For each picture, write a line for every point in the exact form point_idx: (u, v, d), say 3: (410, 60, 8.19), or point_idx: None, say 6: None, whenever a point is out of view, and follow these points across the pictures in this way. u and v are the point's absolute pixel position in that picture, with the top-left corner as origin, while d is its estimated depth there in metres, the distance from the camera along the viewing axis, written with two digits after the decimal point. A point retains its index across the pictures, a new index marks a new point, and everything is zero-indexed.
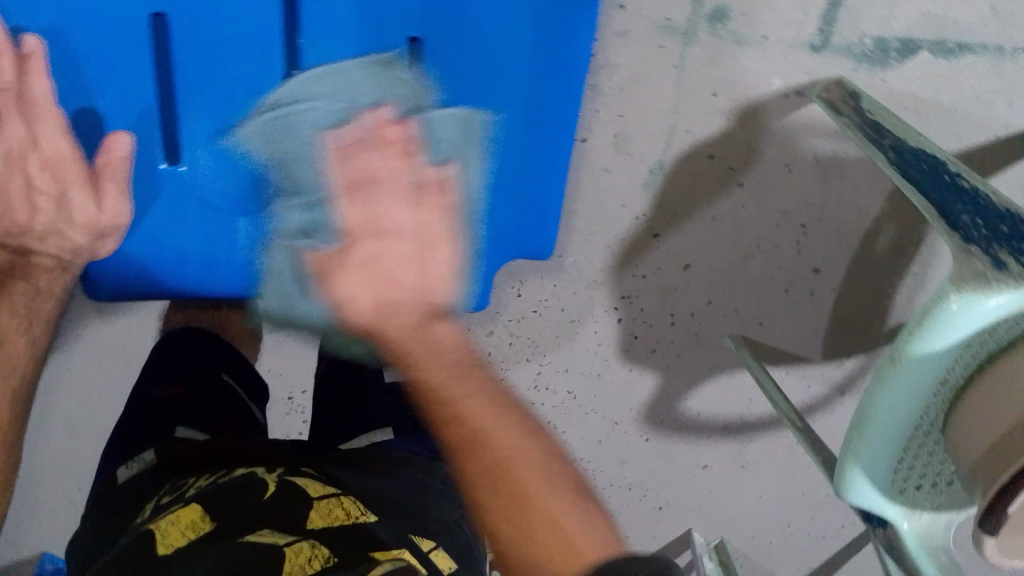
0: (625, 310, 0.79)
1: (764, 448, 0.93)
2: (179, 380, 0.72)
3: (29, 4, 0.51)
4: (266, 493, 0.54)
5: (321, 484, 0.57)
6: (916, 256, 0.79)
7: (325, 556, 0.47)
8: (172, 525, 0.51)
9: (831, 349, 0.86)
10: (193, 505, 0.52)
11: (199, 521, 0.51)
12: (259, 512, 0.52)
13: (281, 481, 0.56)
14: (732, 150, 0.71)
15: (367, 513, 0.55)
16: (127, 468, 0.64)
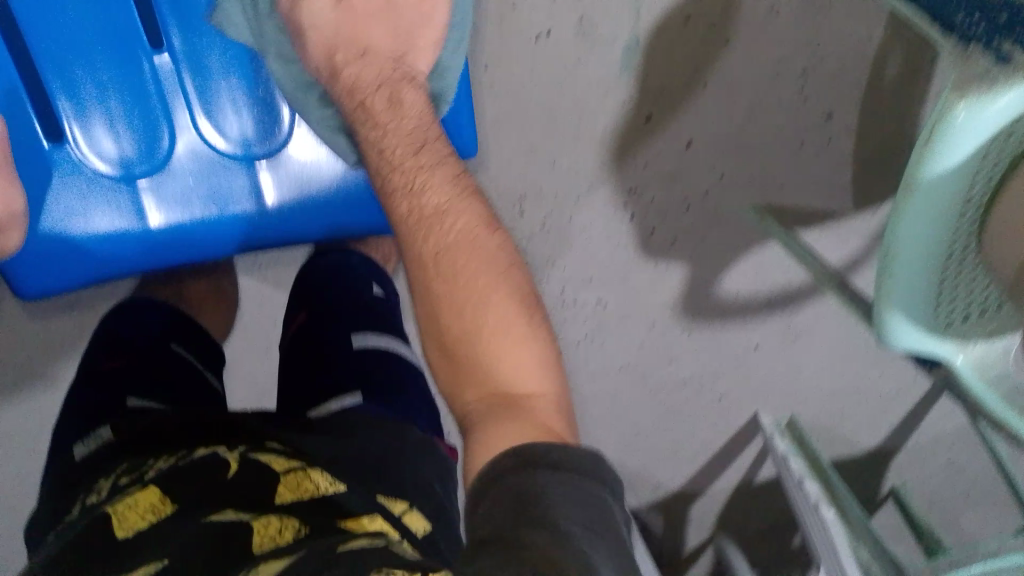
0: (634, 204, 0.76)
1: (814, 315, 0.88)
2: (120, 353, 0.61)
3: None
4: (227, 470, 0.45)
5: (285, 458, 0.47)
6: (935, 79, 0.72)
7: (298, 527, 0.40)
8: (126, 508, 0.42)
9: (864, 198, 0.80)
10: (148, 486, 0.44)
11: (160, 503, 0.42)
12: (225, 492, 0.43)
13: (243, 459, 0.46)
14: (708, 5, 0.67)
15: (336, 484, 0.44)
16: (82, 445, 0.52)
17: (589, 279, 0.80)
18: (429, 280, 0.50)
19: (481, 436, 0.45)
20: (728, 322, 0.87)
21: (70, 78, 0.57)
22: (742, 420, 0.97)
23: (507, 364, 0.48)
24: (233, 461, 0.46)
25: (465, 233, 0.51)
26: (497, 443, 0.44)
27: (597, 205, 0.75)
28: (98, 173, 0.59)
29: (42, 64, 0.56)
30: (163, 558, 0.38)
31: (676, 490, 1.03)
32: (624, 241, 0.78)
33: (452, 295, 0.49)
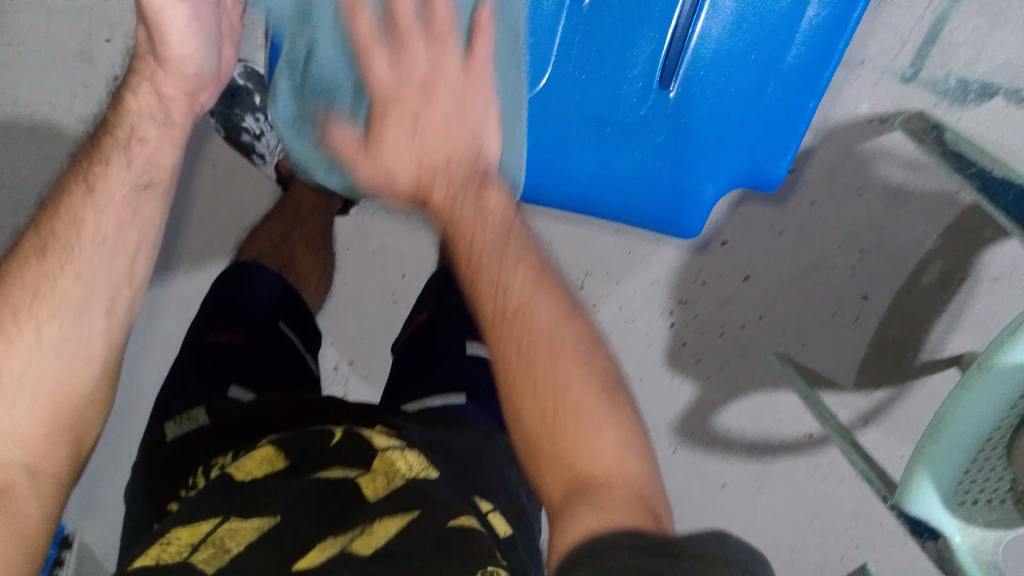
0: (679, 314, 0.81)
1: (784, 470, 0.94)
2: (231, 327, 0.67)
3: None
4: (334, 438, 0.52)
5: (385, 437, 0.53)
6: (957, 293, 0.82)
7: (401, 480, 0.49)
8: (249, 460, 0.51)
9: (864, 377, 0.88)
10: (268, 446, 0.52)
11: (274, 457, 0.51)
12: (330, 451, 0.51)
13: (348, 433, 0.53)
14: (810, 165, 0.74)
15: (429, 467, 0.51)
16: (176, 425, 0.59)
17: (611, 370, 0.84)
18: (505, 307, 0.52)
19: (572, 522, 0.44)
20: (710, 451, 0.92)
21: None
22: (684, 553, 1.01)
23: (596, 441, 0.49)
24: (336, 432, 0.53)
25: (531, 300, 0.52)
26: (594, 523, 0.43)
27: (649, 304, 0.80)
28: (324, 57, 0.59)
29: None
30: (275, 515, 0.45)
31: None
32: (656, 345, 0.83)
33: (537, 399, 0.49)
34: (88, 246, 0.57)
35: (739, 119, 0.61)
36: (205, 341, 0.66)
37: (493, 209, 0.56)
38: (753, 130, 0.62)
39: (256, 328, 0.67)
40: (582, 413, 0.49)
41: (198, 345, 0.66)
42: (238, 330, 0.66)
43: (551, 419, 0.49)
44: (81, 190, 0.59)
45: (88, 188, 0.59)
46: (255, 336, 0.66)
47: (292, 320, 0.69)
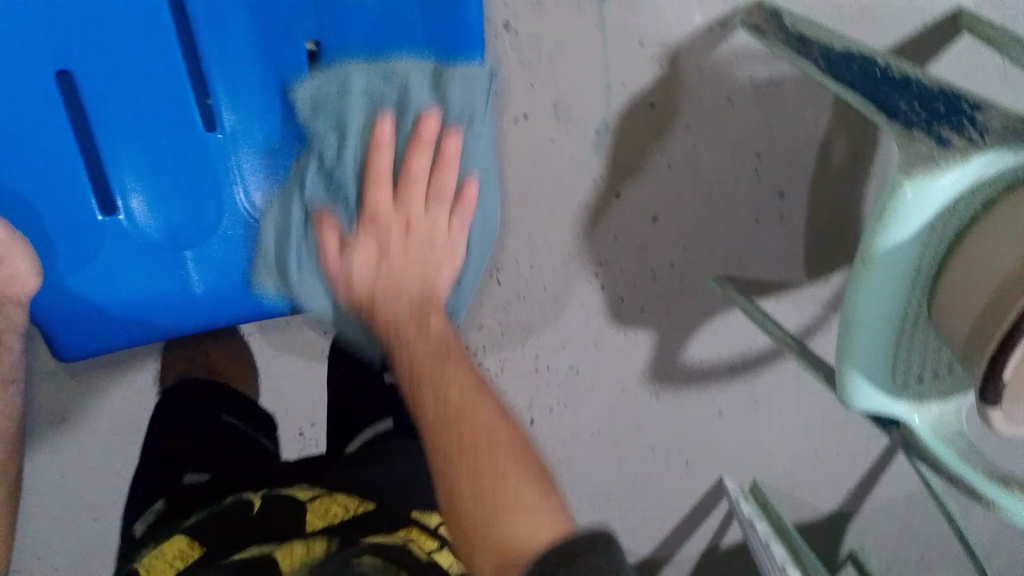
0: (605, 275, 0.80)
1: (773, 378, 0.93)
2: (171, 436, 0.74)
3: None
4: (251, 510, 0.58)
5: (306, 490, 0.62)
6: (875, 158, 0.79)
7: (324, 543, 0.56)
8: (158, 558, 0.54)
9: (815, 268, 0.86)
10: (179, 536, 0.56)
11: (188, 546, 0.55)
12: (257, 523, 0.57)
13: (265, 499, 0.60)
14: (671, 94, 0.72)
15: (366, 501, 0.61)
16: (141, 521, 0.65)
17: (561, 347, 0.84)
18: (441, 417, 0.53)
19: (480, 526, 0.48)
20: (691, 386, 0.92)
21: (131, 145, 0.53)
22: (707, 483, 1.02)
23: (517, 524, 0.48)
24: (253, 504, 0.59)
25: (467, 399, 0.54)
26: (500, 543, 0.47)
27: (570, 276, 0.80)
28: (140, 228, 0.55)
29: (107, 151, 0.52)
30: None
31: (645, 557, 1.09)
32: (596, 310, 0.82)
33: (459, 423, 0.52)
34: None
35: None
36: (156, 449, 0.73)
37: (436, 328, 0.57)
38: None
39: (196, 420, 0.74)
40: (501, 472, 0.51)
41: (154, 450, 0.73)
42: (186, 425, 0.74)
43: (473, 465, 0.50)
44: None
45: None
46: (200, 434, 0.73)
47: (231, 408, 0.76)
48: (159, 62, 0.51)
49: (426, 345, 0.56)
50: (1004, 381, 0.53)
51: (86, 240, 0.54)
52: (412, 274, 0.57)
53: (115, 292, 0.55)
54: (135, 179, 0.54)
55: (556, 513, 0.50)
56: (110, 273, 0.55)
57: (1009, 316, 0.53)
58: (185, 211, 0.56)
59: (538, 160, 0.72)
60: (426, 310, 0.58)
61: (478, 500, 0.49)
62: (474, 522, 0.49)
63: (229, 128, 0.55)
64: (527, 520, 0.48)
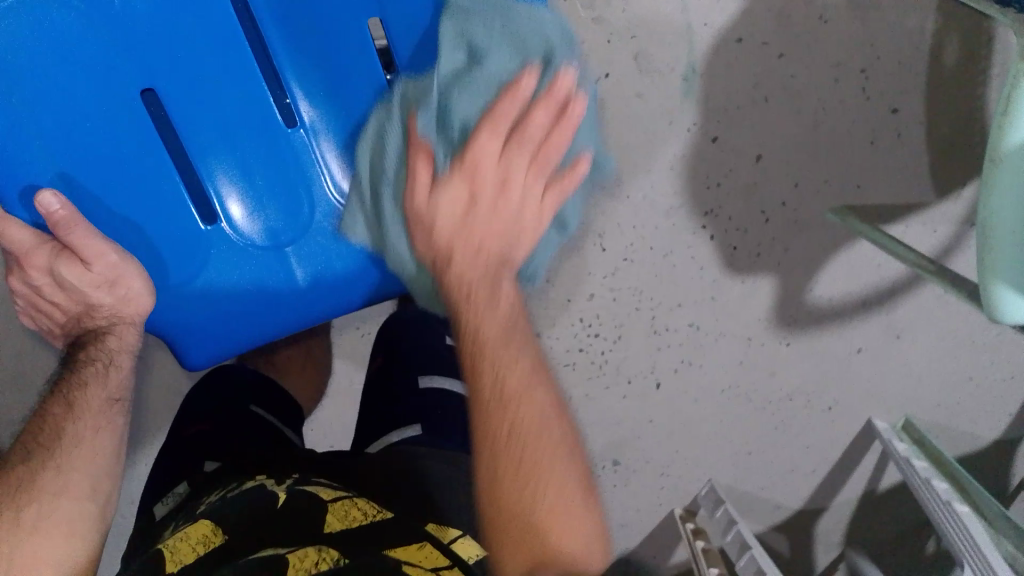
0: (713, 225, 0.77)
1: (911, 307, 0.88)
2: (203, 419, 0.70)
3: (41, 159, 0.49)
4: (277, 501, 0.51)
5: (332, 488, 0.54)
6: (995, 56, 0.73)
7: (335, 558, 0.46)
8: (183, 541, 0.48)
9: (941, 185, 0.80)
10: (203, 521, 0.50)
11: (211, 534, 0.49)
12: (268, 530, 0.49)
13: (291, 491, 0.53)
14: (759, 25, 0.68)
15: (383, 509, 0.53)
16: (163, 503, 0.64)
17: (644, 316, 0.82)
18: (495, 405, 0.53)
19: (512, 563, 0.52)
20: (823, 327, 0.88)
21: (221, 145, 0.54)
22: (854, 427, 0.98)
23: (555, 536, 0.52)
24: (279, 495, 0.52)
25: (532, 417, 0.53)
26: (543, 540, 0.52)
27: (678, 232, 0.77)
28: (240, 233, 0.55)
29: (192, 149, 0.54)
30: None
31: (797, 508, 1.05)
32: (709, 262, 0.80)
33: (517, 464, 0.52)
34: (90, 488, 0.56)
35: None
36: (183, 435, 0.69)
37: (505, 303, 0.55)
38: None
39: (229, 415, 0.70)
40: (544, 469, 0.52)
41: (174, 442, 0.69)
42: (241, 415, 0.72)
43: (512, 464, 0.52)
44: (60, 408, 0.56)
45: (68, 405, 0.56)
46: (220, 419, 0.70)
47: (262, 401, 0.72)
48: (231, 58, 0.53)
49: (496, 320, 0.54)
50: None
51: (191, 248, 0.55)
52: (494, 246, 0.54)
53: (219, 305, 0.55)
54: (225, 176, 0.55)
55: (588, 511, 0.54)
56: (227, 271, 0.55)
57: None
58: (282, 202, 0.56)
59: (626, 116, 0.70)
60: (503, 276, 0.55)
61: (526, 542, 0.52)
62: (510, 518, 0.52)
63: (309, 123, 0.57)
64: (557, 540, 0.52)
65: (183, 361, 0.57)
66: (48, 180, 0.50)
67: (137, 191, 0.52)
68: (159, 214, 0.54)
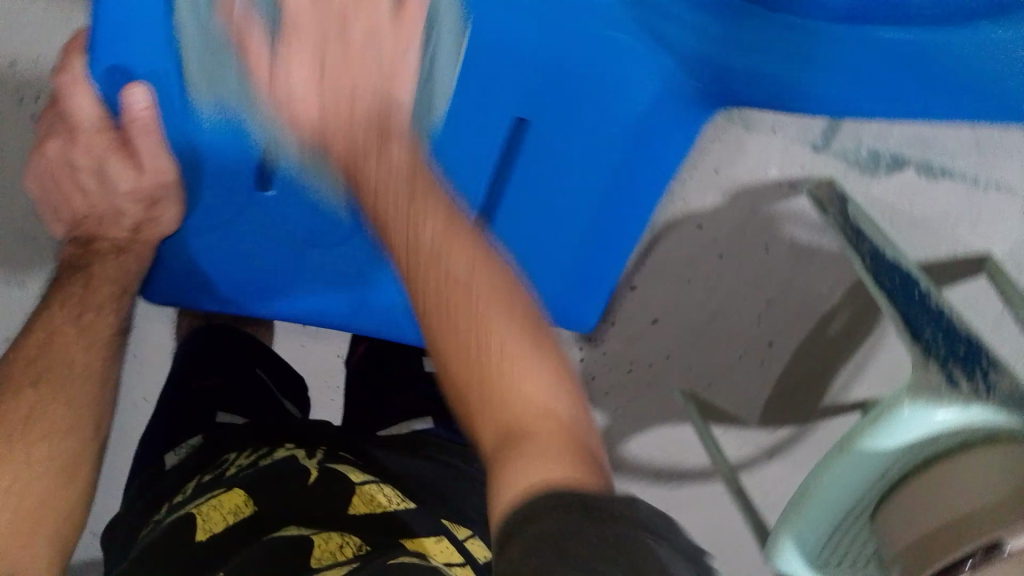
0: (589, 351, 0.84)
1: (691, 498, 0.92)
2: (209, 373, 0.75)
3: (140, 54, 0.57)
4: (309, 479, 0.59)
5: (360, 470, 0.62)
6: (862, 345, 0.85)
7: (357, 545, 0.52)
8: (215, 509, 0.56)
9: (768, 417, 0.90)
10: (236, 489, 0.57)
11: (241, 506, 0.56)
12: (295, 498, 0.57)
13: (322, 468, 0.60)
14: (722, 224, 0.76)
15: (406, 500, 0.59)
16: (175, 453, 0.68)
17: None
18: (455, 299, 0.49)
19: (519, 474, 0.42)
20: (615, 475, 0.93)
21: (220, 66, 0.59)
22: None
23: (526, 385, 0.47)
24: (312, 472, 0.60)
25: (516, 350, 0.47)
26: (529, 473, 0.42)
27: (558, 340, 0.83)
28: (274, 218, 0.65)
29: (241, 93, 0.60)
30: None
31: None
32: None
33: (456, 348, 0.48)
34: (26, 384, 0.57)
35: (568, 261, 0.70)
36: (192, 382, 0.74)
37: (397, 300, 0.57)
38: (565, 269, 0.70)
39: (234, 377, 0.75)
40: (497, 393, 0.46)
41: (182, 381, 0.74)
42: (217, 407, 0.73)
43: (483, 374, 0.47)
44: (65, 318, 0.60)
45: (78, 326, 0.61)
46: (232, 382, 0.75)
47: (270, 366, 0.77)
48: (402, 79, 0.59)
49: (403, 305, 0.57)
50: None
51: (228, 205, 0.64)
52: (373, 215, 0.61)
53: (223, 269, 0.66)
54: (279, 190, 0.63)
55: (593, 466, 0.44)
56: (247, 244, 0.65)
57: (940, 559, 0.58)
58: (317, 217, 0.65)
59: None
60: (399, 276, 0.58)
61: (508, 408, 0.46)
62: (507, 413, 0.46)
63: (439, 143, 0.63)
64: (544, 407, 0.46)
65: (148, 291, 0.67)
66: (144, 73, 0.57)
67: (208, 131, 0.60)
68: (216, 149, 0.61)
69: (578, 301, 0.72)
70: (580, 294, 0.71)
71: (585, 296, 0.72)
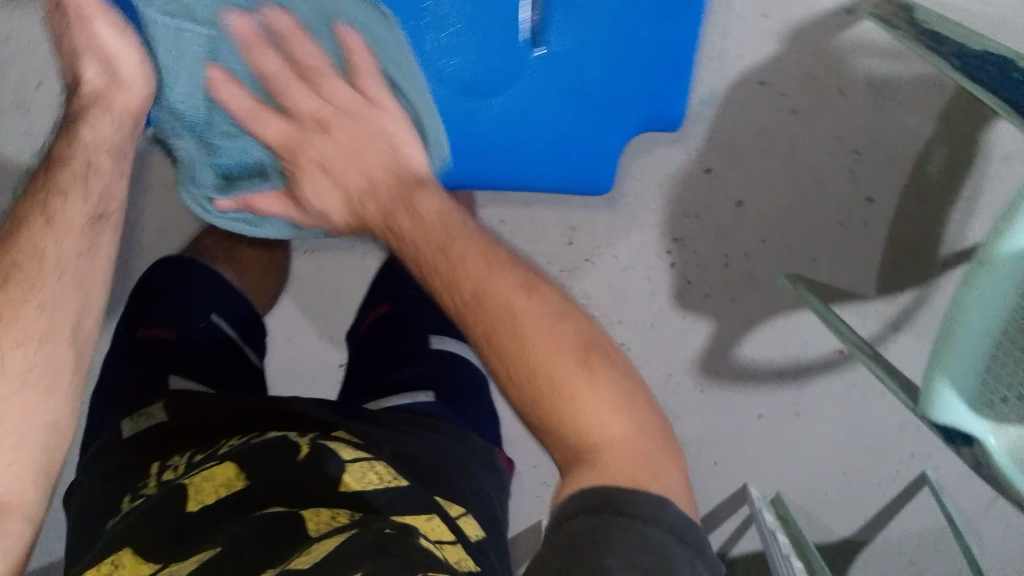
0: (678, 253, 0.79)
1: (820, 393, 0.91)
2: (169, 353, 0.71)
3: None
4: (299, 453, 0.54)
5: (352, 447, 0.55)
6: (970, 177, 0.76)
7: (349, 514, 0.50)
8: (207, 482, 0.53)
9: (885, 283, 0.83)
10: (228, 462, 0.54)
11: (234, 477, 0.53)
12: (289, 482, 0.52)
13: (314, 442, 0.55)
14: (784, 75, 0.70)
15: (399, 477, 0.54)
16: (133, 422, 0.63)
17: None
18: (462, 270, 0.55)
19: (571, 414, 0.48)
20: (738, 383, 0.90)
21: None
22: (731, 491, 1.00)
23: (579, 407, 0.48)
24: (302, 444, 0.55)
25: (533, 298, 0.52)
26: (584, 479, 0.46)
27: (645, 249, 0.79)
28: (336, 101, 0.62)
29: None
30: (217, 545, 0.48)
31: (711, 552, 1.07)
32: (661, 290, 0.81)
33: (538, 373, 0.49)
34: (48, 274, 0.56)
35: (657, 46, 0.59)
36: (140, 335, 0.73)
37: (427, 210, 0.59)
38: (662, 50, 0.59)
39: (195, 331, 0.74)
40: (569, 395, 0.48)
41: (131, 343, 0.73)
42: (176, 355, 0.71)
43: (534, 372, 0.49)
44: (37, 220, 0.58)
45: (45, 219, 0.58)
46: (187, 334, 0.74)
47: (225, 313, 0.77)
48: None
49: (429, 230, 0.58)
50: None
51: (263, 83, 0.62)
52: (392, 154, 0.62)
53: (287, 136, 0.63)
54: None
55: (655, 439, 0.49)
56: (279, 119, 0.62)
57: None
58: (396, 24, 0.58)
59: None
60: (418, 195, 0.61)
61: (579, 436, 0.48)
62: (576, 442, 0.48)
63: None
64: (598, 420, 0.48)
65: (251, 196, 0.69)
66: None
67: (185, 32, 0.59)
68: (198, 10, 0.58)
69: (666, 98, 0.62)
70: (667, 90, 0.62)
71: (672, 95, 0.62)
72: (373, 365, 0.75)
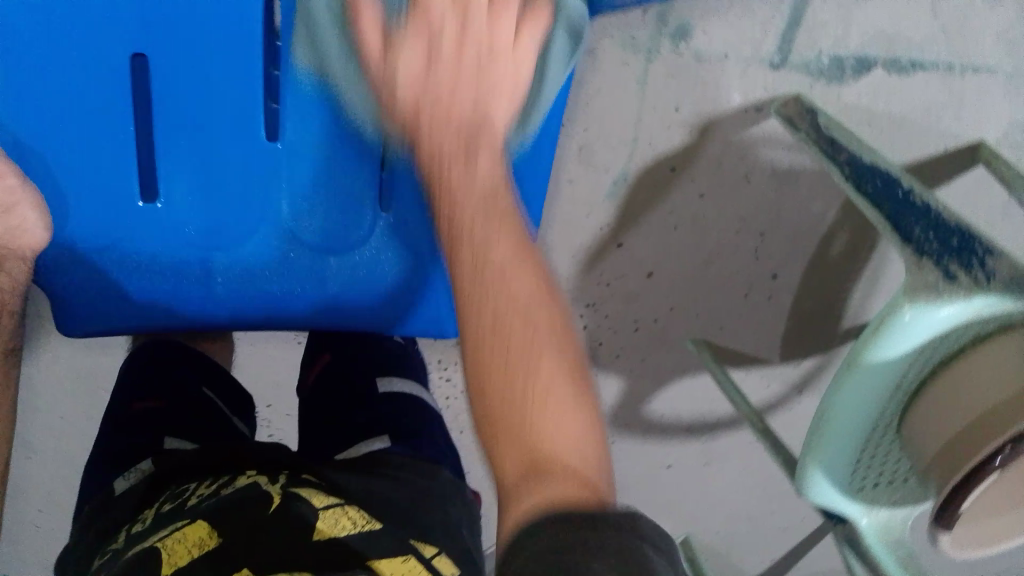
0: (590, 316, 0.82)
1: (727, 444, 0.96)
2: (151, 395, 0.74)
3: None
4: (267, 502, 0.53)
5: (320, 491, 0.55)
6: (870, 259, 0.81)
7: None
8: (178, 543, 0.49)
9: (787, 349, 0.88)
10: (199, 521, 0.51)
11: (207, 538, 0.50)
12: (258, 530, 0.50)
13: (282, 490, 0.54)
14: (695, 160, 0.73)
15: (371, 519, 0.53)
16: (124, 478, 0.63)
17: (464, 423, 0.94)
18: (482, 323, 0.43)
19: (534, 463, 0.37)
20: (649, 434, 0.94)
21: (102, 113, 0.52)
22: None
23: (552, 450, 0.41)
24: (272, 494, 0.54)
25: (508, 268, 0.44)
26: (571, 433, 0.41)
27: None
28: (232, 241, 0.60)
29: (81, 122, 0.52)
30: None
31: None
32: None
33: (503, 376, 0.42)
34: None
35: None
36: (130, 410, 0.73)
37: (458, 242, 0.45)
38: None
39: (177, 389, 0.74)
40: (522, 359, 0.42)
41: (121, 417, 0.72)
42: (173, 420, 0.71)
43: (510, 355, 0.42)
44: None
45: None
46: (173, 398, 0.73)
47: (212, 381, 0.77)
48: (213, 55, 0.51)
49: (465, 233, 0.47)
50: (959, 512, 0.56)
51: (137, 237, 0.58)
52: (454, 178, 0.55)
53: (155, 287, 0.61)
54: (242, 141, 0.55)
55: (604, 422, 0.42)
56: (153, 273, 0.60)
57: (977, 452, 0.55)
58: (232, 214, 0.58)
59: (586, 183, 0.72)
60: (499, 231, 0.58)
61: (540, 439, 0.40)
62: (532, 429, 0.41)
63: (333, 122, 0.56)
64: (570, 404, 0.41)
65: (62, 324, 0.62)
66: None
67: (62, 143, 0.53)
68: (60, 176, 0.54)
69: None
70: None
71: None
72: (335, 412, 0.75)
